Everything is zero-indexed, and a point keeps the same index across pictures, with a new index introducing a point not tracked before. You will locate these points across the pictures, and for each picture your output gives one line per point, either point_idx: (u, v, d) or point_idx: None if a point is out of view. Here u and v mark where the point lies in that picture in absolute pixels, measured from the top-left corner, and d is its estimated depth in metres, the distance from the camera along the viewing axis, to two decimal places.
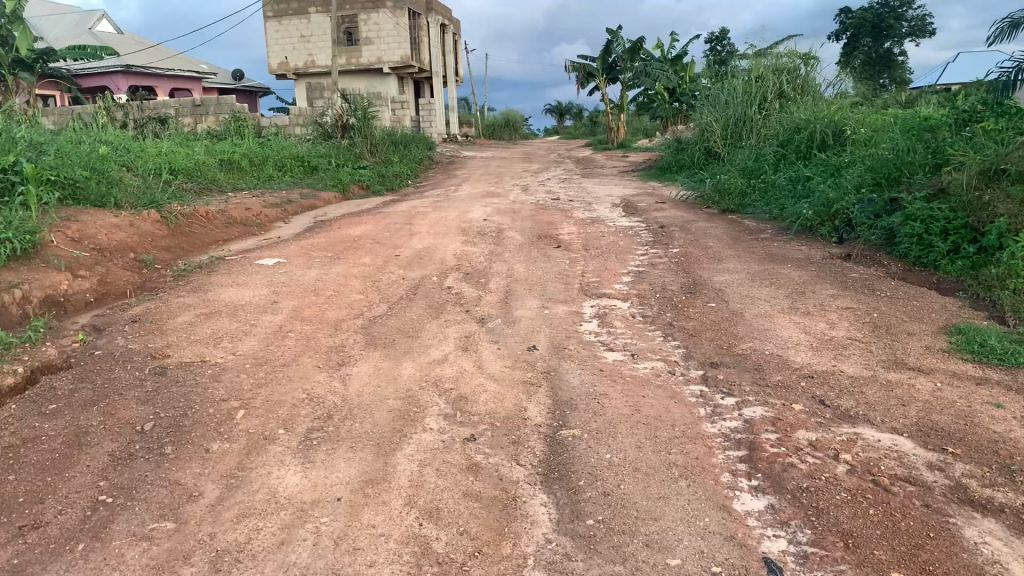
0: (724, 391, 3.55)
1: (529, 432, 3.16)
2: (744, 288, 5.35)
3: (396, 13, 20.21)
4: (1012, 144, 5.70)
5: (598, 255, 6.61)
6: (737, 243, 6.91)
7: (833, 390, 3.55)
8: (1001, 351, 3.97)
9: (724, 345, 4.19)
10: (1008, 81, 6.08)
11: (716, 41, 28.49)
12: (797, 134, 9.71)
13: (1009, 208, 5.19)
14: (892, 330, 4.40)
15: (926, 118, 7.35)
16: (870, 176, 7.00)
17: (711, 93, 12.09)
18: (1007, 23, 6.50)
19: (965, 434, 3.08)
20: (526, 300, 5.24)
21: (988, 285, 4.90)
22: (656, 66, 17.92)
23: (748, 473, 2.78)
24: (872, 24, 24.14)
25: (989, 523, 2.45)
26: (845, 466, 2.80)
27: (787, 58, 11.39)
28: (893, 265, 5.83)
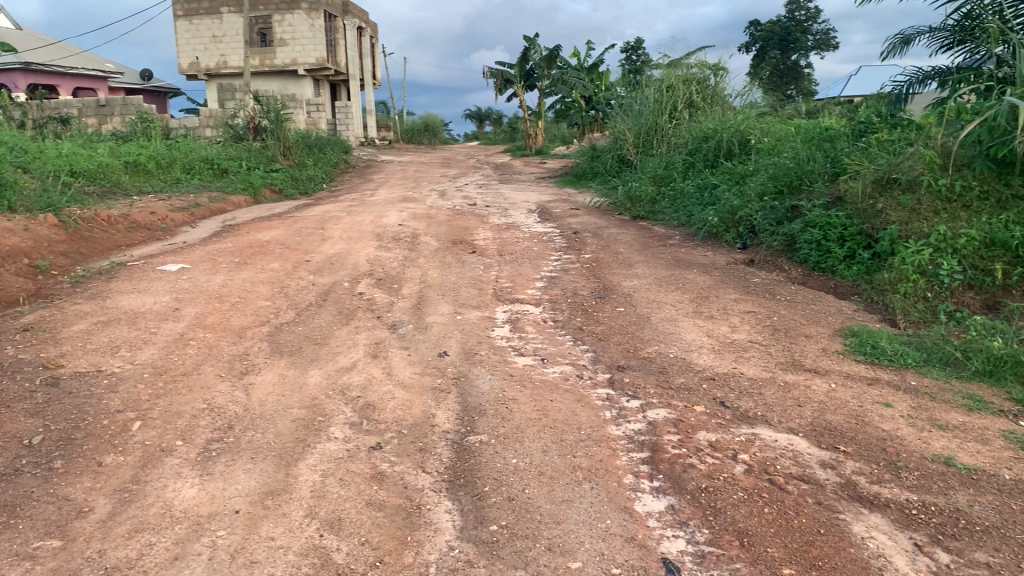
0: (630, 394, 3.62)
1: (436, 439, 3.15)
2: (652, 293, 5.45)
3: (311, 14, 19.92)
4: (903, 153, 5.97)
5: (512, 260, 6.64)
6: (646, 249, 7.04)
7: (734, 391, 3.65)
8: (891, 353, 4.16)
9: (630, 349, 4.25)
10: (901, 95, 6.70)
11: (631, 50, 29.06)
12: (704, 144, 9.97)
13: (900, 216, 5.43)
14: (791, 333, 4.55)
15: (826, 128, 7.64)
16: (772, 185, 7.24)
17: (625, 102, 12.30)
18: (900, 39, 6.83)
19: (856, 433, 3.20)
20: (438, 305, 5.22)
21: (881, 290, 5.10)
22: (572, 74, 18.12)
23: (649, 474, 2.83)
24: (780, 37, 24.99)
25: (875, 518, 2.56)
26: (742, 466, 2.88)
27: (697, 69, 11.68)
28: (793, 270, 6.04)
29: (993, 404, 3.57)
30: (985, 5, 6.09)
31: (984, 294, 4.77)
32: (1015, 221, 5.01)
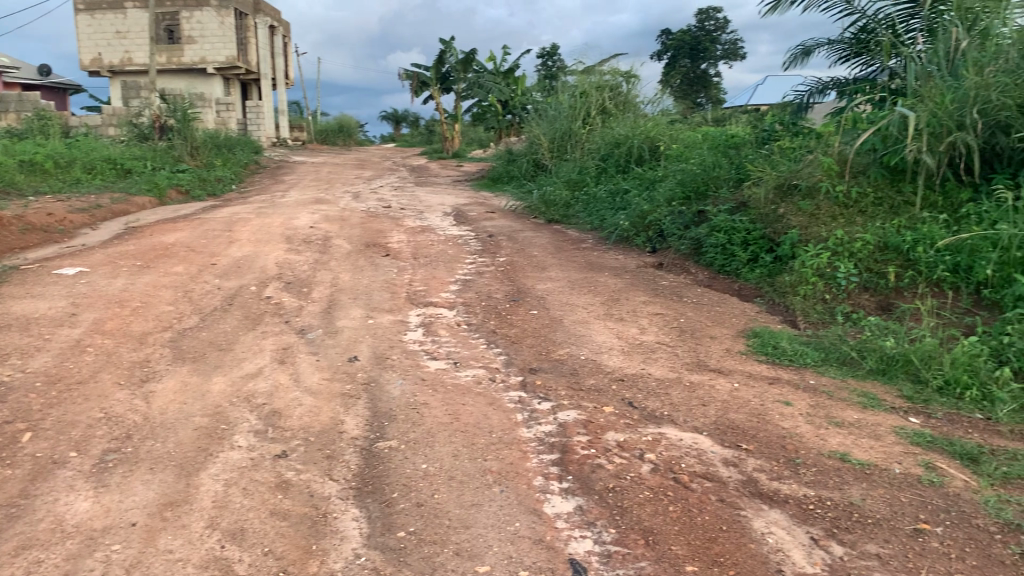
0: (541, 396, 3.64)
1: (344, 445, 3.10)
2: (564, 295, 5.51)
3: (221, 12, 19.44)
4: (803, 161, 6.19)
5: (426, 263, 6.60)
6: (559, 253, 7.10)
7: (641, 392, 3.71)
8: (791, 353, 4.31)
9: (542, 351, 4.28)
10: (803, 104, 7.15)
11: (546, 56, 29.32)
12: (616, 150, 10.13)
13: (800, 221, 5.63)
14: (697, 335, 4.66)
15: (732, 136, 7.89)
16: (680, 190, 7.40)
17: (540, 108, 12.41)
18: (800, 50, 7.10)
19: (757, 431, 3.30)
20: (350, 309, 5.14)
21: (783, 292, 5.27)
22: (488, 78, 18.15)
23: (559, 476, 2.86)
24: (690, 46, 25.60)
25: (774, 514, 2.64)
26: (649, 465, 2.93)
27: (610, 76, 11.86)
28: (700, 273, 6.20)
29: (885, 401, 3.73)
30: (878, 19, 6.44)
31: (877, 296, 4.92)
32: (906, 226, 5.23)
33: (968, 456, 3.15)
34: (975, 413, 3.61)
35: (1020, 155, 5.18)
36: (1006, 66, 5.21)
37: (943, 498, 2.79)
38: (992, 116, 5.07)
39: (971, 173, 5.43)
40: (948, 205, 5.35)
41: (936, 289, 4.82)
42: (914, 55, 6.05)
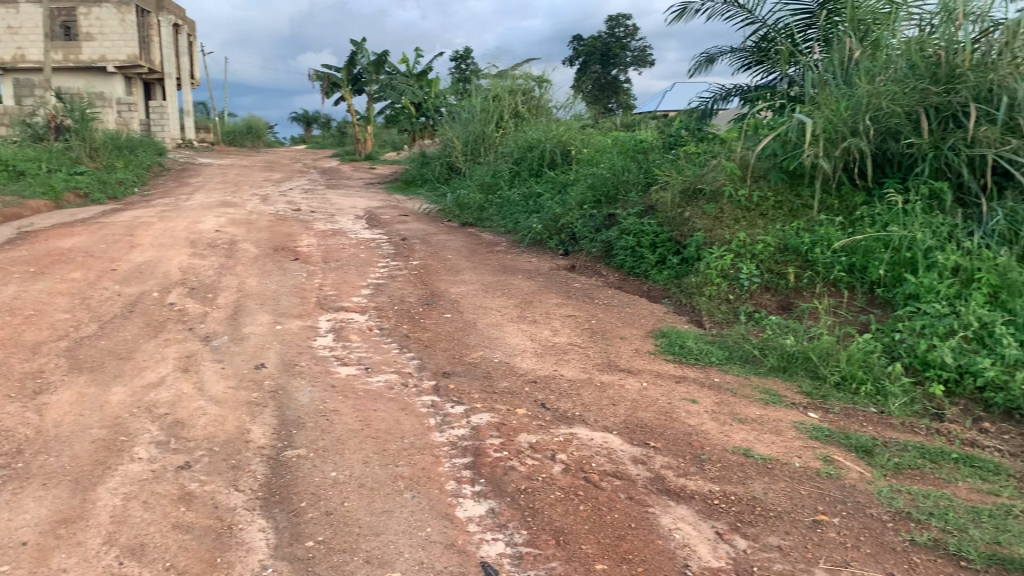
0: (454, 400, 3.62)
1: (250, 455, 3.03)
2: (478, 298, 5.51)
3: (122, 9, 18.79)
4: (708, 165, 6.35)
5: (336, 267, 6.52)
6: (473, 256, 7.09)
7: (554, 393, 3.75)
8: (697, 352, 4.42)
9: (455, 355, 4.27)
10: (708, 110, 7.44)
11: (458, 58, 29.28)
12: (529, 153, 10.21)
13: (705, 224, 5.77)
14: (608, 336, 4.73)
15: (641, 141, 8.07)
16: (591, 194, 7.48)
17: (454, 111, 12.42)
18: (704, 57, 7.29)
19: (665, 429, 3.37)
20: (257, 315, 5.03)
21: (690, 293, 5.40)
22: (401, 80, 18.00)
23: (471, 479, 2.85)
24: (601, 52, 25.95)
25: (681, 510, 2.70)
26: (560, 466, 2.96)
27: (522, 80, 11.92)
28: (611, 275, 6.29)
29: (786, 397, 3.87)
30: (778, 29, 6.68)
31: (778, 296, 5.09)
32: (805, 229, 5.42)
33: (863, 449, 3.29)
34: (869, 407, 3.78)
35: (909, 161, 5.44)
36: (896, 75, 5.48)
37: (839, 489, 2.91)
38: (883, 123, 5.32)
39: (864, 178, 5.67)
40: (843, 207, 5.57)
41: (833, 288, 5.02)
42: (811, 63, 6.30)
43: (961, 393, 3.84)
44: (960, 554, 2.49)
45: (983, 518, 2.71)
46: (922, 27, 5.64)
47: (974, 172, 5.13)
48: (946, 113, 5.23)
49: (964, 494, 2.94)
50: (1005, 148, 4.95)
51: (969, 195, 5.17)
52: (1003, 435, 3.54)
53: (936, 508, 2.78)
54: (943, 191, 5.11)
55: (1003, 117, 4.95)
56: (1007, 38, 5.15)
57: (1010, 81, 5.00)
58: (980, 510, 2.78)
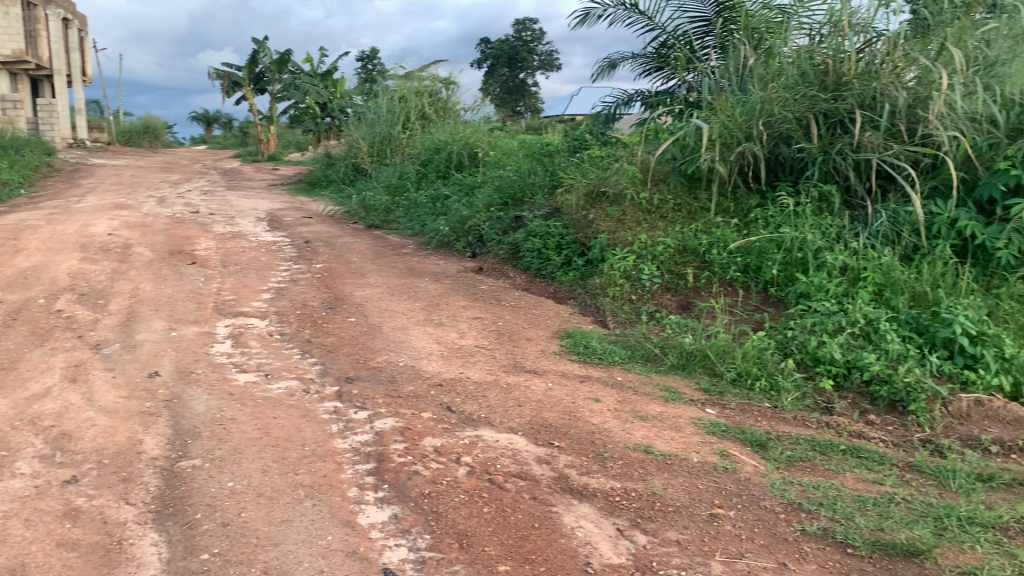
0: (358, 405, 3.57)
1: (142, 467, 2.92)
2: (383, 301, 5.45)
3: (6, 2, 17.94)
4: (610, 167, 6.46)
5: (236, 271, 6.34)
6: (378, 258, 7.02)
7: (459, 396, 3.74)
8: (602, 352, 4.49)
9: (359, 359, 4.21)
10: (611, 114, 7.67)
11: (365, 58, 28.92)
12: (435, 155, 10.17)
13: (609, 226, 5.86)
14: (514, 337, 4.75)
15: (547, 144, 8.17)
16: (498, 196, 7.50)
17: (360, 111, 12.30)
18: (606, 63, 7.43)
19: (569, 428, 3.41)
20: (151, 322, 4.85)
21: (594, 293, 5.48)
22: (305, 79, 17.66)
23: (374, 486, 2.82)
24: (509, 56, 26.04)
25: (583, 508, 2.73)
26: (465, 468, 2.95)
27: (429, 82, 12.11)
28: (517, 277, 6.32)
29: (685, 394, 3.97)
30: (677, 35, 6.87)
31: (678, 296, 5.21)
32: (703, 230, 5.57)
33: (757, 442, 3.40)
34: (764, 402, 3.91)
35: (800, 165, 5.68)
36: (787, 82, 5.69)
37: (735, 483, 3.00)
38: (776, 128, 5.53)
39: (758, 181, 5.88)
40: (739, 210, 5.75)
41: (729, 288, 5.17)
42: (708, 69, 6.47)
43: (848, 387, 4.01)
44: (847, 541, 2.60)
45: (868, 506, 2.85)
46: (811, 36, 5.85)
47: (860, 176, 5.40)
48: (834, 119, 5.47)
49: (852, 484, 3.08)
50: (888, 153, 5.21)
51: (855, 198, 5.43)
52: (888, 426, 3.71)
53: (825, 498, 2.90)
54: (832, 194, 5.35)
55: (885, 124, 5.20)
56: (888, 48, 5.37)
57: (892, 90, 5.25)
58: (865, 498, 2.92)
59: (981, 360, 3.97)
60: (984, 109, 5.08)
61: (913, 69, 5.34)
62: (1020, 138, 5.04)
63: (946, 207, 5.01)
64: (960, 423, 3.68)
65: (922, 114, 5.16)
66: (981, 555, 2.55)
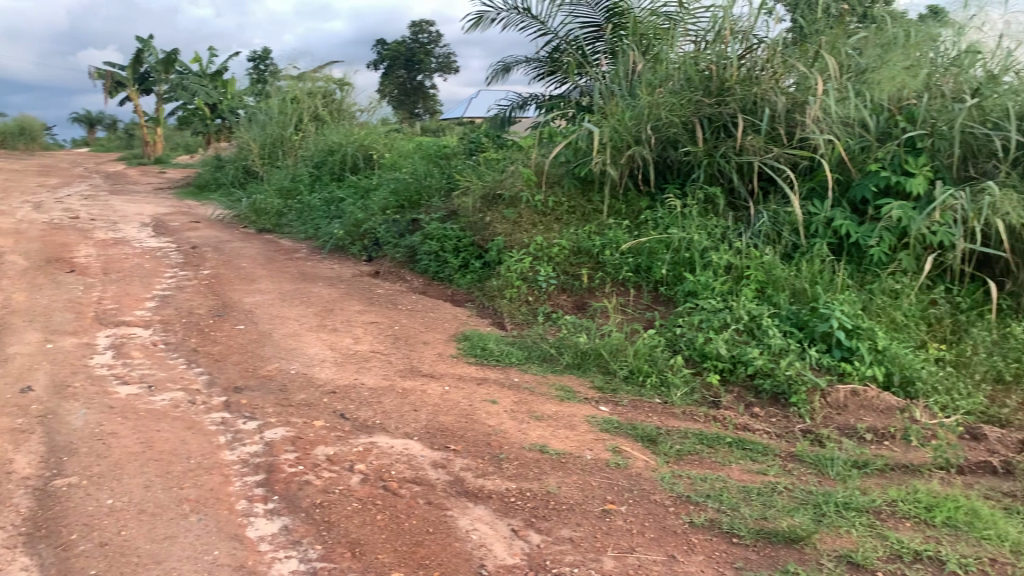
0: (247, 416, 3.48)
1: (13, 488, 2.77)
2: (275, 308, 5.32)
3: None
4: (505, 170, 6.50)
5: (118, 279, 6.08)
6: (270, 263, 6.84)
7: (353, 403, 3.68)
8: (499, 353, 4.50)
9: (248, 368, 4.10)
10: (507, 117, 7.74)
11: (256, 58, 28.17)
12: (329, 158, 10.01)
13: (504, 228, 5.88)
14: (410, 341, 4.72)
15: (443, 147, 8.17)
16: (393, 199, 7.42)
17: (252, 112, 11.99)
18: (500, 66, 7.48)
19: (465, 431, 3.40)
20: (24, 334, 4.59)
21: (491, 295, 5.49)
22: (194, 79, 17.07)
23: (264, 497, 2.75)
24: (406, 58, 25.79)
25: (478, 510, 2.74)
26: (358, 476, 2.91)
27: (323, 83, 11.91)
28: (414, 280, 6.27)
29: (580, 393, 4.02)
30: (569, 40, 6.99)
31: (573, 296, 5.28)
32: (596, 232, 5.66)
33: (648, 438, 3.49)
34: (655, 398, 4.02)
35: (687, 168, 5.85)
36: (674, 87, 5.85)
37: (627, 478, 3.07)
38: (663, 132, 5.69)
39: (648, 184, 6.03)
40: (630, 211, 5.87)
41: (621, 287, 5.27)
42: (599, 74, 6.59)
43: (734, 380, 4.15)
44: (732, 531, 2.69)
45: (753, 496, 2.96)
46: (697, 43, 6.02)
47: (743, 179, 5.60)
48: (717, 123, 5.66)
49: (738, 475, 3.19)
50: (769, 156, 5.43)
51: (739, 199, 5.63)
52: (771, 418, 3.86)
53: (712, 490, 2.99)
54: (716, 196, 5.54)
55: (766, 127, 5.41)
56: (768, 55, 5.62)
57: (771, 95, 5.48)
58: (750, 489, 3.02)
59: (856, 352, 4.18)
60: (856, 114, 5.34)
61: (792, 76, 5.59)
62: (888, 141, 5.34)
63: (823, 207, 5.26)
64: (838, 413, 3.86)
65: (799, 119, 5.40)
66: (856, 538, 2.68)
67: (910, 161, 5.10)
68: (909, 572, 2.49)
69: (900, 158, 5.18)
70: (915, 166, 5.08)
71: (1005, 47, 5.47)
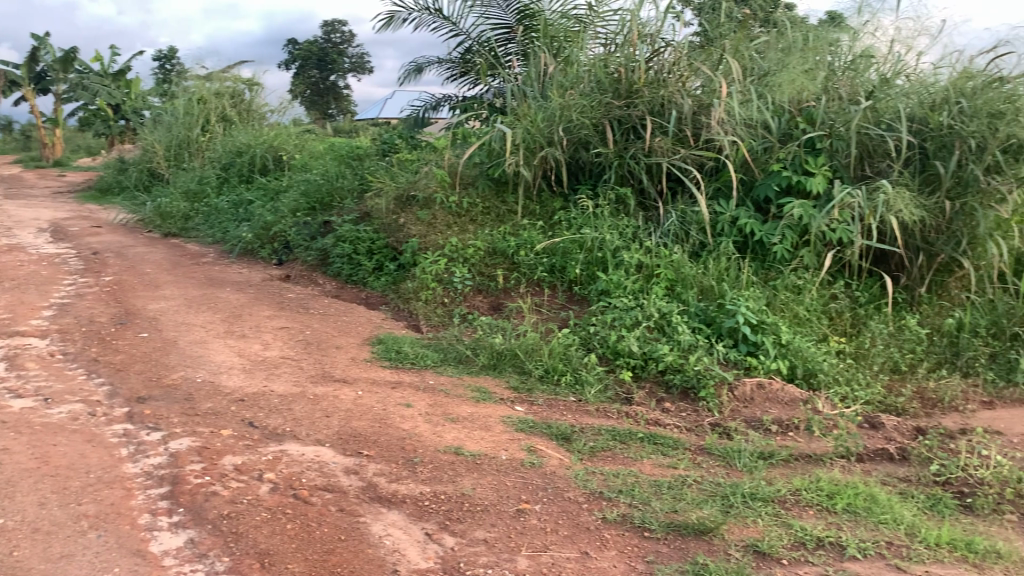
0: (150, 427, 3.36)
1: None
2: (180, 314, 5.16)
3: None
4: (418, 171, 6.46)
5: (12, 287, 5.80)
6: (175, 269, 6.64)
7: (263, 410, 3.60)
8: (413, 356, 4.48)
9: (152, 378, 3.96)
10: (420, 118, 7.70)
11: (161, 57, 27.29)
12: (238, 159, 9.77)
13: (419, 229, 5.85)
14: (322, 346, 4.65)
15: (356, 148, 8.08)
16: (304, 201, 7.29)
17: (156, 113, 11.63)
18: (412, 68, 7.43)
19: (378, 436, 3.37)
20: None
21: (407, 298, 5.45)
22: (94, 79, 16.43)
23: (168, 510, 2.66)
24: (318, 58, 25.36)
25: (392, 516, 2.71)
26: (268, 485, 2.85)
27: (231, 83, 11.65)
28: (326, 283, 6.16)
29: (495, 394, 4.03)
30: (481, 42, 7.00)
31: (489, 297, 5.29)
32: (510, 233, 5.69)
33: (563, 436, 3.52)
34: (569, 396, 4.06)
35: (598, 169, 5.93)
36: (584, 90, 5.92)
37: (541, 477, 3.08)
38: (575, 133, 5.75)
39: (561, 185, 6.08)
40: (544, 212, 5.92)
41: (536, 288, 5.31)
42: (511, 76, 6.62)
43: (646, 377, 4.22)
44: (644, 525, 2.74)
45: (663, 490, 3.02)
46: (607, 46, 6.11)
47: (653, 179, 5.71)
48: (627, 125, 5.76)
49: (649, 470, 3.24)
50: (676, 157, 5.55)
51: (649, 200, 5.74)
52: (681, 413, 3.95)
53: (624, 485, 3.04)
54: (627, 197, 5.63)
55: (673, 129, 5.53)
56: (675, 58, 5.75)
57: (678, 97, 5.60)
58: (661, 483, 3.09)
59: (761, 346, 4.31)
60: (758, 116, 5.50)
61: (697, 79, 5.73)
62: (789, 142, 5.52)
63: (728, 206, 5.40)
64: (744, 406, 3.97)
65: (705, 120, 5.53)
66: (762, 527, 2.76)
67: (810, 161, 5.29)
68: (812, 557, 2.58)
69: (800, 159, 5.35)
70: (814, 166, 5.26)
71: (896, 52, 5.71)
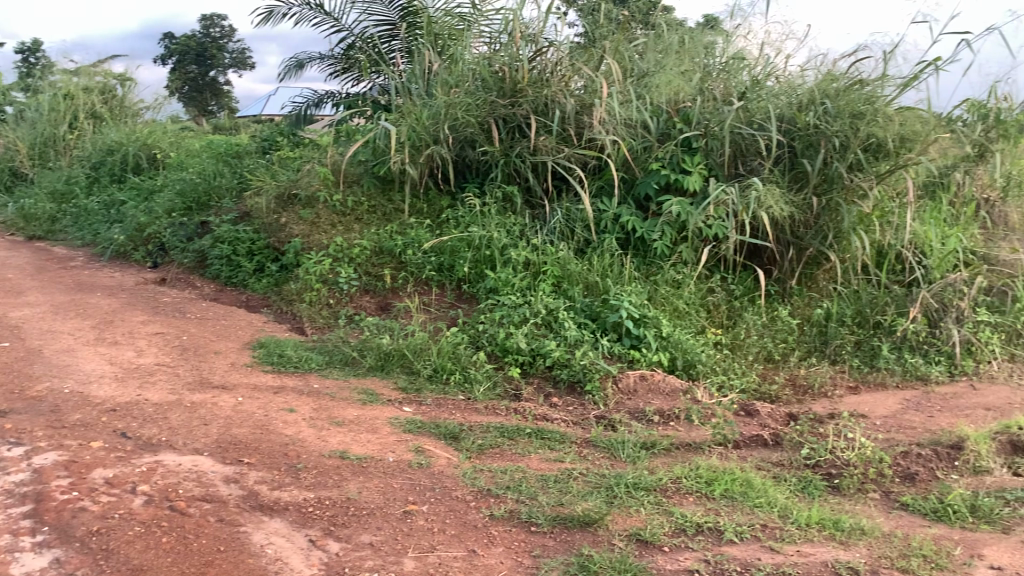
0: (11, 441, 3.17)
1: None
2: (45, 322, 4.88)
3: None
4: (301, 170, 6.32)
5: None
6: (39, 274, 6.27)
7: (136, 420, 3.45)
8: (296, 359, 4.38)
9: (13, 390, 3.73)
10: (303, 114, 7.49)
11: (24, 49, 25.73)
12: (109, 158, 9.32)
13: (303, 229, 5.72)
14: (200, 351, 4.49)
15: (236, 147, 7.85)
16: (180, 201, 7.01)
17: (18, 109, 10.97)
18: (294, 62, 7.26)
19: (260, 443, 3.28)
20: None
21: (291, 299, 5.33)
22: None
23: (31, 530, 2.51)
24: (196, 53, 24.36)
25: (274, 524, 2.65)
26: (142, 498, 2.73)
27: (101, 78, 11.11)
28: (204, 286, 5.94)
29: (382, 395, 3.99)
30: (364, 38, 6.91)
31: (376, 297, 5.22)
32: (397, 232, 5.62)
33: (450, 435, 3.52)
34: (458, 395, 4.06)
35: (484, 168, 5.95)
36: (469, 88, 5.92)
37: (428, 477, 3.07)
38: (460, 132, 5.75)
39: (447, 183, 6.07)
40: (431, 210, 5.89)
41: (424, 287, 5.28)
42: (395, 73, 6.55)
43: (534, 372, 4.28)
44: (530, 520, 2.77)
45: (550, 484, 3.05)
46: (490, 45, 6.13)
47: (538, 177, 5.77)
48: (512, 124, 5.80)
49: (536, 465, 3.27)
50: (560, 156, 5.63)
51: (535, 198, 5.79)
52: (568, 407, 4.01)
53: (511, 481, 3.06)
54: (513, 195, 5.67)
55: (556, 128, 5.60)
56: (557, 58, 5.82)
57: (561, 97, 5.68)
58: (547, 477, 3.12)
59: (643, 340, 4.43)
60: (638, 115, 5.63)
61: (579, 79, 5.82)
62: (667, 141, 5.68)
63: (611, 204, 5.51)
64: (628, 398, 4.07)
65: (587, 120, 5.63)
66: (644, 516, 2.83)
67: (687, 159, 5.46)
68: (692, 543, 2.66)
69: (677, 157, 5.52)
70: (691, 164, 5.44)
71: (766, 54, 5.94)
